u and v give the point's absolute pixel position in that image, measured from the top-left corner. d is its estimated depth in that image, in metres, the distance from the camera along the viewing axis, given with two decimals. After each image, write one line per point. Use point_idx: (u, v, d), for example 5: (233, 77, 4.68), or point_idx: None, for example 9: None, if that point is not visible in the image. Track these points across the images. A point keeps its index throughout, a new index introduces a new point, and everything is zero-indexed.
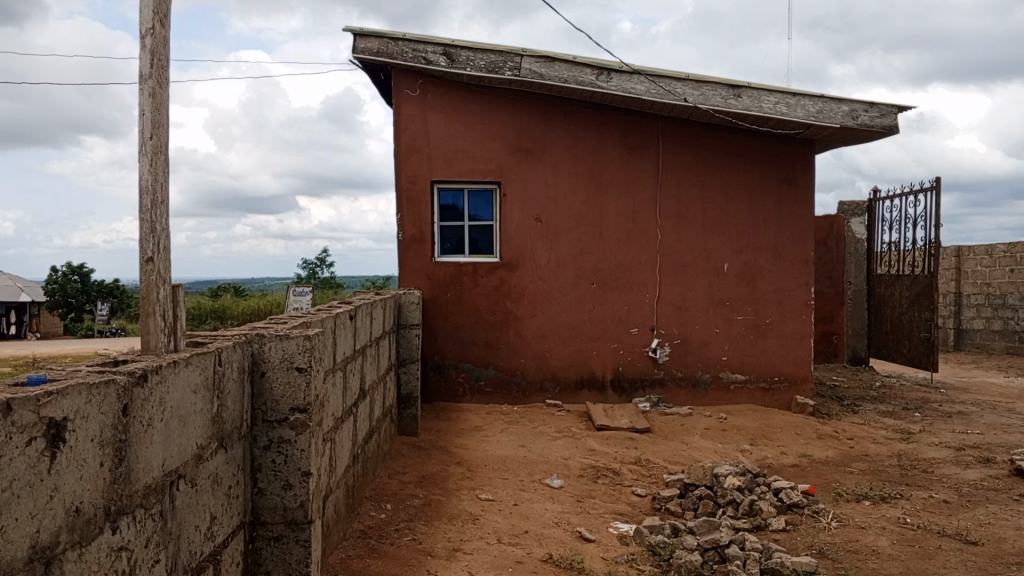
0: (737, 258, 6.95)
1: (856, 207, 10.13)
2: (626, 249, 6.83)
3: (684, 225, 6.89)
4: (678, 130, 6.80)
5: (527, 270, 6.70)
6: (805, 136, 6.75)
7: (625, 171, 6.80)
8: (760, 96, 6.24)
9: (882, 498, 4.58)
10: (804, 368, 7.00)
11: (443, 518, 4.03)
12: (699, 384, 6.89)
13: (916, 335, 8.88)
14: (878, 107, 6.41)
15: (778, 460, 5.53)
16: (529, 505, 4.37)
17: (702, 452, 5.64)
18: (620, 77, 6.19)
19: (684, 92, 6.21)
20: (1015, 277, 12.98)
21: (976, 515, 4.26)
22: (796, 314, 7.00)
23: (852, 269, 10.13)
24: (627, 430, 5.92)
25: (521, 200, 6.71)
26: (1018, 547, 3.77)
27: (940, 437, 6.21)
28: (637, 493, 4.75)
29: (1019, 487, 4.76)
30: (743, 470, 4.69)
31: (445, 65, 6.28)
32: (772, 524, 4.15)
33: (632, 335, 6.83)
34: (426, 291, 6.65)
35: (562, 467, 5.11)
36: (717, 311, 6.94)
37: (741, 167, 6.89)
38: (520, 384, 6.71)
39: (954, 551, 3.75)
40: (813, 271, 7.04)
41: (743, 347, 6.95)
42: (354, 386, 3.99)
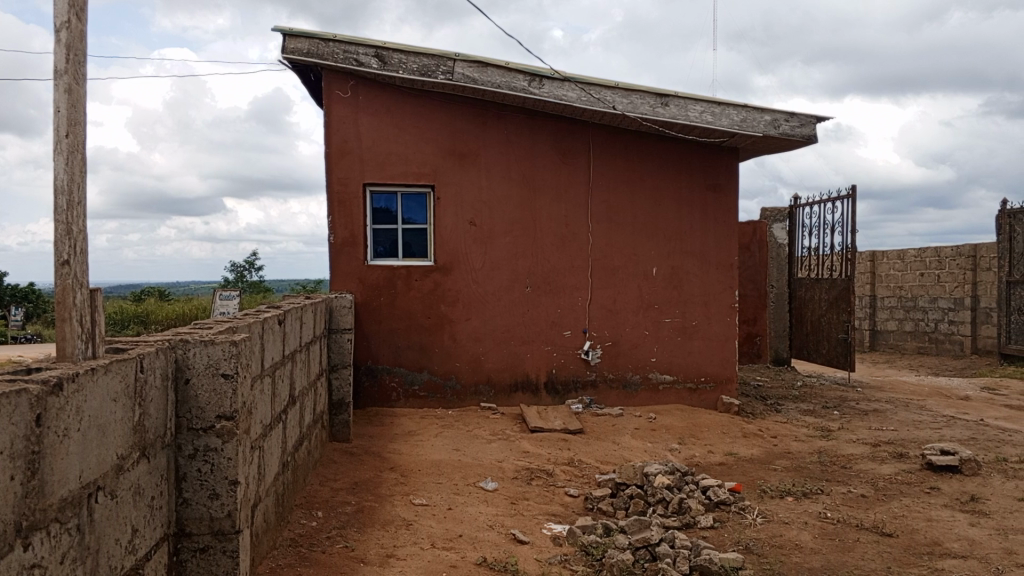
0: (666, 262, 7.11)
1: (777, 214, 10.53)
2: (559, 253, 6.90)
3: (615, 229, 7.00)
4: (610, 136, 6.91)
5: (461, 273, 6.69)
6: (729, 144, 6.97)
7: (558, 175, 6.87)
8: (686, 104, 6.40)
9: (804, 494, 4.74)
10: (729, 369, 7.22)
11: (377, 524, 3.99)
12: (630, 385, 7.01)
13: (835, 336, 9.24)
14: (798, 118, 6.67)
15: (705, 458, 5.68)
16: (463, 509, 4.36)
17: (633, 452, 5.74)
18: (553, 84, 6.25)
19: (614, 100, 6.32)
20: (924, 281, 13.56)
21: (891, 508, 4.46)
22: (721, 316, 7.22)
23: (774, 273, 10.52)
24: (561, 431, 5.98)
25: (455, 204, 6.70)
26: (930, 537, 3.96)
27: (857, 433, 6.47)
28: (570, 494, 4.80)
29: (929, 480, 5.01)
30: (672, 468, 4.79)
31: (377, 68, 6.22)
32: (699, 522, 4.26)
33: (566, 338, 6.90)
34: (359, 295, 6.56)
35: (496, 469, 5.13)
36: (646, 313, 7.08)
37: (670, 173, 7.06)
38: (455, 388, 6.70)
39: (870, 543, 3.91)
40: (737, 274, 7.27)
41: (672, 349, 7.11)
42: (283, 393, 3.91)
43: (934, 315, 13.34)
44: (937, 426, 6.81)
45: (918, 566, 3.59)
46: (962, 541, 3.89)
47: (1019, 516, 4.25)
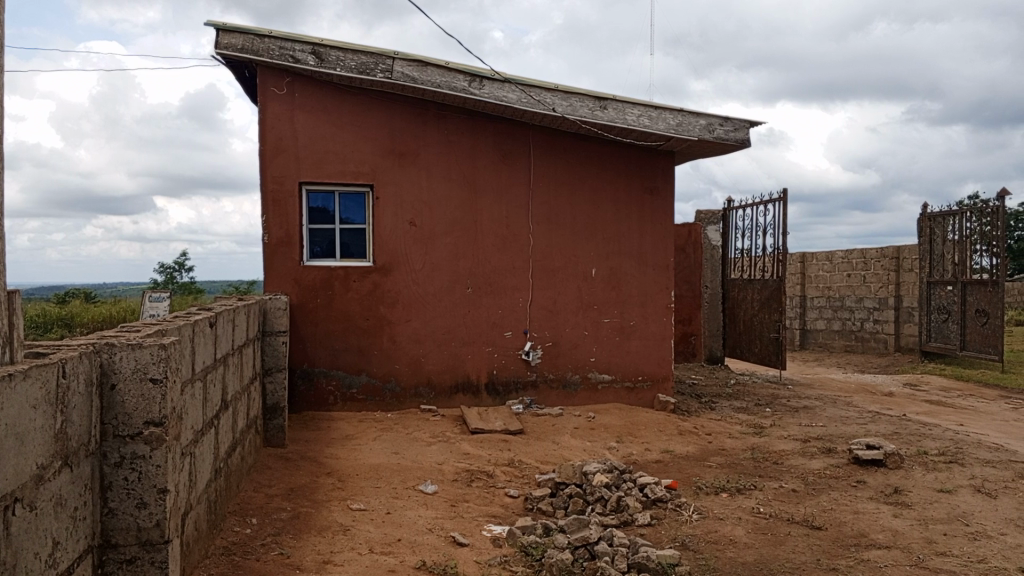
0: (605, 263, 7.20)
1: (712, 216, 10.77)
2: (500, 254, 6.90)
3: (555, 231, 7.05)
4: (550, 137, 6.95)
5: (401, 274, 6.62)
6: (665, 148, 7.10)
7: (499, 176, 6.87)
8: (624, 108, 6.50)
9: (738, 490, 4.86)
10: (665, 368, 7.36)
11: (313, 530, 3.92)
12: (570, 385, 7.07)
13: (766, 335, 9.50)
14: (731, 122, 6.86)
15: (643, 456, 5.76)
16: (402, 513, 4.31)
17: (573, 451, 5.78)
18: (493, 85, 6.25)
19: (554, 102, 6.36)
20: (851, 281, 14.07)
21: (820, 502, 4.60)
22: (657, 316, 7.35)
23: (708, 274, 10.77)
24: (501, 432, 5.97)
25: (395, 204, 6.63)
26: (857, 529, 4.11)
27: (788, 430, 6.67)
28: (509, 495, 4.80)
29: (855, 474, 5.19)
30: (610, 467, 4.84)
31: (314, 65, 6.11)
32: (637, 519, 4.31)
33: (507, 339, 6.90)
34: (295, 297, 6.43)
35: (436, 472, 5.09)
36: (586, 314, 7.15)
37: (609, 175, 7.15)
38: (394, 391, 6.62)
39: (801, 537, 4.03)
40: (673, 276, 7.42)
41: (611, 349, 7.20)
42: (215, 397, 3.80)
43: (860, 314, 13.86)
44: (863, 421, 7.07)
45: (845, 557, 3.71)
46: (886, 533, 4.04)
47: (939, 506, 4.44)
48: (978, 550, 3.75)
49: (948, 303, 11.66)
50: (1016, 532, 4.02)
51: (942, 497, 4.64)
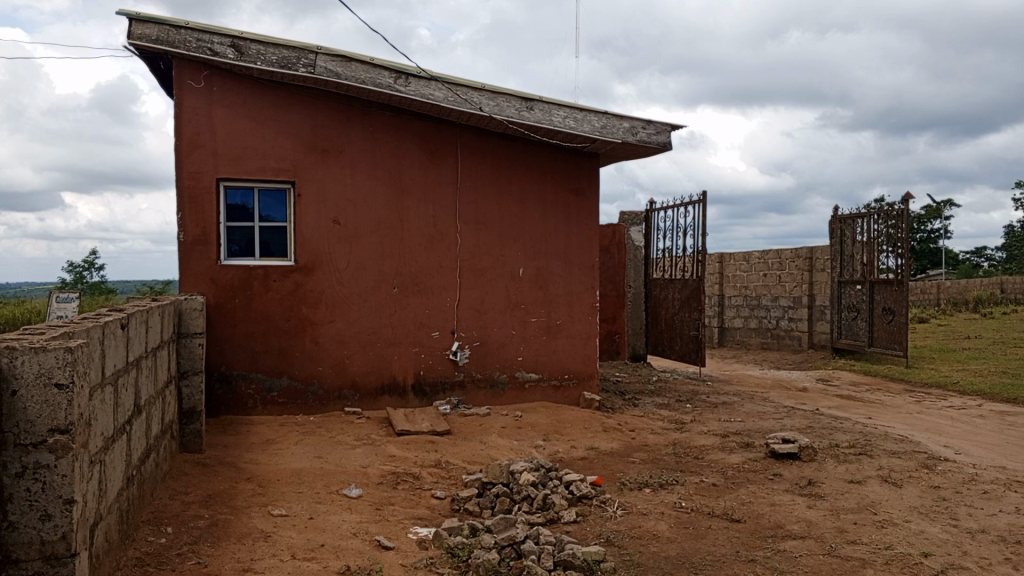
0: (531, 263, 7.25)
1: (635, 217, 10.98)
2: (427, 253, 6.85)
3: (482, 230, 7.05)
4: (476, 137, 6.95)
5: (324, 273, 6.48)
6: (590, 150, 7.23)
7: (425, 175, 6.81)
8: (550, 109, 6.58)
9: (660, 485, 4.96)
10: (591, 366, 7.48)
11: (232, 538, 3.79)
12: (497, 385, 7.08)
13: (687, 333, 9.74)
14: (653, 126, 7.05)
15: (569, 454, 5.81)
16: (326, 517, 4.23)
17: (500, 450, 5.79)
18: (418, 82, 6.20)
19: (481, 101, 6.36)
20: (766, 281, 14.59)
21: (739, 495, 4.74)
22: (583, 315, 7.47)
23: (631, 274, 10.98)
24: (428, 433, 5.92)
25: (319, 201, 6.48)
26: (773, 521, 4.25)
27: (708, 425, 6.86)
28: (436, 496, 4.77)
29: (772, 467, 5.37)
30: (536, 465, 4.86)
31: (232, 58, 5.91)
32: (563, 517, 4.35)
33: (433, 339, 6.85)
34: (212, 297, 6.21)
35: (360, 475, 5.01)
36: (513, 313, 7.18)
37: (535, 175, 7.20)
38: (317, 393, 6.47)
39: (721, 529, 4.15)
40: (598, 275, 7.55)
41: (538, 348, 7.26)
42: (127, 402, 3.63)
43: (775, 313, 14.38)
44: (778, 416, 7.33)
45: (763, 549, 3.84)
46: (801, 523, 4.20)
47: (849, 497, 4.65)
48: (886, 538, 3.93)
49: (856, 302, 12.22)
50: (919, 519, 4.23)
51: (852, 488, 4.85)
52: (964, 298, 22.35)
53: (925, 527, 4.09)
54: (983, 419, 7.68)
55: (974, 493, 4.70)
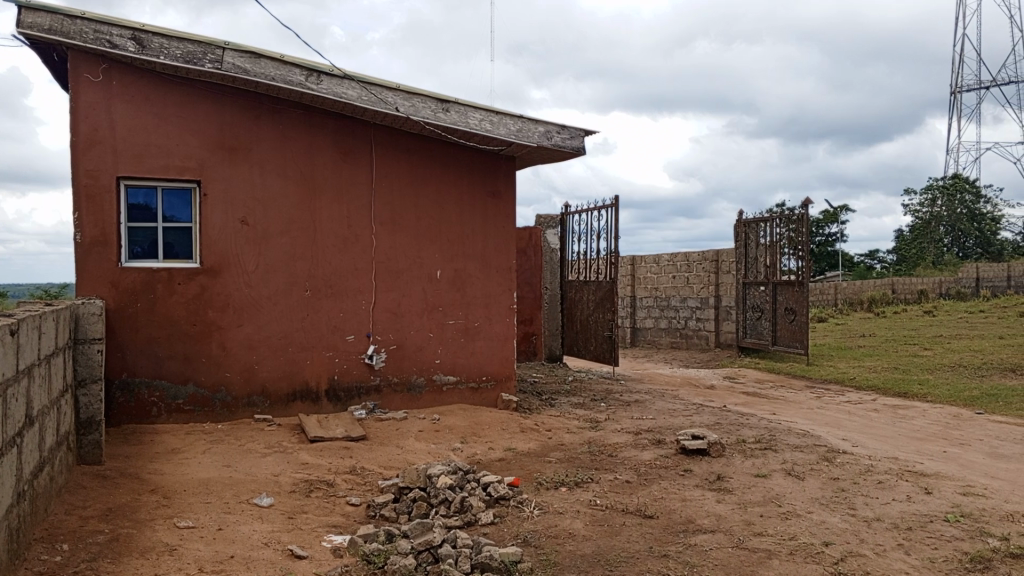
0: (448, 265, 7.25)
1: (551, 220, 11.09)
2: (341, 255, 6.72)
3: (398, 232, 6.99)
4: (391, 137, 6.89)
5: (232, 276, 6.26)
6: (506, 153, 7.32)
7: (339, 176, 6.69)
8: (466, 111, 6.62)
9: (576, 484, 5.03)
10: (508, 367, 7.55)
11: (135, 553, 3.62)
12: (414, 388, 7.02)
13: (601, 333, 9.92)
14: (567, 130, 7.24)
15: (486, 456, 5.82)
16: (235, 528, 4.08)
17: (417, 454, 5.74)
18: (331, 80, 6.09)
19: (396, 101, 6.32)
20: (676, 282, 15.03)
21: (651, 491, 4.86)
22: (500, 316, 7.53)
23: (547, 275, 11.08)
24: (342, 439, 5.81)
25: (226, 201, 6.26)
26: (684, 516, 4.37)
27: (622, 423, 7.00)
28: (351, 503, 4.68)
29: (682, 463, 5.53)
30: (454, 468, 4.84)
31: (133, 52, 5.63)
32: (480, 519, 4.35)
33: (348, 343, 6.73)
34: (111, 301, 5.90)
35: (272, 484, 4.86)
36: (430, 316, 7.14)
37: (452, 177, 7.21)
38: (225, 400, 6.24)
39: (635, 526, 4.23)
40: (515, 277, 7.63)
41: (455, 350, 7.26)
42: (17, 414, 3.41)
43: (684, 313, 14.82)
44: (688, 413, 7.55)
45: (675, 543, 3.94)
46: (711, 517, 4.33)
47: (755, 490, 4.83)
48: (790, 529, 4.11)
49: (760, 302, 12.73)
50: (820, 510, 4.44)
51: (758, 481, 5.05)
52: (858, 298, 23.59)
53: (826, 517, 4.30)
54: (876, 412, 8.13)
55: (869, 483, 4.98)
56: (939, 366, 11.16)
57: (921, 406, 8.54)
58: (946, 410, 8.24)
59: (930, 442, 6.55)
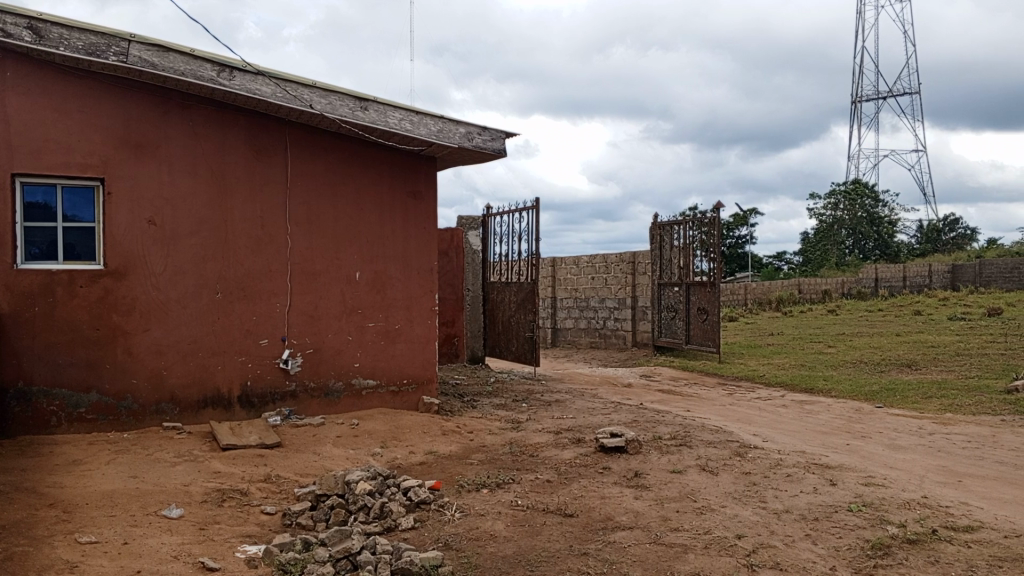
0: (367, 267, 7.16)
1: (472, 222, 11.09)
2: (254, 256, 6.52)
3: (315, 232, 6.84)
4: (307, 136, 6.75)
5: (138, 278, 5.98)
6: (426, 153, 7.31)
7: (252, 174, 6.50)
8: (385, 111, 6.57)
9: (497, 485, 5.03)
10: (429, 370, 7.51)
11: (31, 572, 3.41)
12: (332, 393, 6.89)
13: (522, 334, 9.97)
14: (489, 132, 7.37)
15: (407, 459, 5.76)
16: (142, 542, 3.90)
17: (335, 460, 5.63)
18: (244, 76, 5.91)
19: (313, 99, 6.19)
20: (595, 283, 15.26)
21: (572, 490, 4.91)
22: (422, 319, 7.50)
23: (469, 277, 11.07)
24: (256, 447, 5.64)
25: (130, 200, 5.98)
26: (604, 513, 4.44)
27: (542, 423, 7.06)
28: (266, 512, 4.55)
29: (601, 461, 5.61)
30: (373, 474, 4.77)
31: (29, 42, 5.28)
32: (401, 524, 4.30)
33: (262, 347, 6.54)
34: (5, 305, 5.54)
35: (182, 495, 4.67)
36: (349, 318, 7.03)
37: (371, 177, 7.13)
38: (131, 408, 5.95)
39: (555, 525, 4.27)
40: (436, 279, 7.62)
41: (375, 353, 7.17)
42: None
43: (603, 313, 15.08)
44: (607, 411, 7.68)
45: (594, 541, 4.00)
46: (629, 514, 4.42)
47: (672, 486, 4.95)
48: (705, 523, 4.22)
49: (675, 302, 13.07)
50: (733, 504, 4.59)
51: (674, 477, 5.17)
52: (767, 298, 24.54)
53: (738, 510, 4.44)
54: (785, 408, 8.47)
55: (779, 477, 5.17)
56: (842, 363, 11.71)
57: (826, 401, 8.94)
58: (849, 405, 8.66)
59: (834, 436, 6.87)
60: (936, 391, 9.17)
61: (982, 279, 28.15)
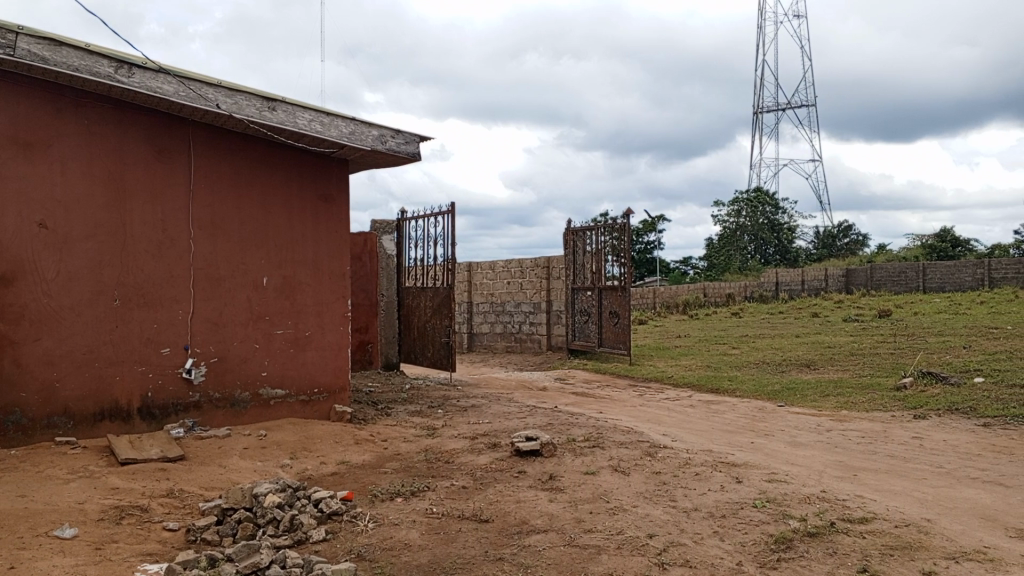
0: (275, 273, 7.00)
1: (387, 226, 10.96)
2: (154, 261, 6.23)
3: (220, 237, 6.62)
4: (211, 137, 6.53)
5: (27, 285, 5.52)
6: (338, 155, 7.26)
7: (153, 176, 6.21)
8: (294, 111, 6.44)
9: (411, 493, 4.98)
10: (341, 377, 7.45)
11: None
12: (239, 403, 6.67)
13: (438, 339, 9.92)
14: (403, 136, 7.40)
15: (318, 470, 5.63)
16: (31, 565, 3.65)
17: (242, 473, 5.44)
18: (144, 74, 5.65)
19: (218, 98, 5.99)
20: (511, 288, 15.35)
21: (487, 495, 4.91)
22: (333, 326, 7.42)
23: (383, 282, 10.93)
24: (158, 461, 5.39)
25: (19, 201, 5.50)
26: (519, 518, 4.46)
27: (458, 428, 7.04)
28: (168, 528, 4.35)
29: (517, 465, 5.63)
30: (283, 486, 4.63)
31: None
32: (311, 536, 4.21)
33: (164, 356, 6.25)
34: None
35: (75, 513, 4.40)
36: (256, 325, 6.85)
37: (279, 180, 6.99)
38: (20, 424, 5.45)
39: (471, 531, 4.26)
40: (347, 284, 7.56)
41: (284, 361, 7.01)
42: None
43: (518, 318, 15.18)
44: (522, 415, 7.72)
45: (510, 545, 4.01)
46: (544, 517, 4.45)
47: (585, 488, 5.02)
48: (617, 523, 4.30)
49: (588, 306, 13.29)
50: (645, 503, 4.70)
51: (587, 479, 5.25)
52: (675, 302, 25.28)
53: (650, 510, 4.55)
54: (693, 408, 8.74)
55: (687, 475, 5.32)
56: (746, 364, 12.18)
57: (732, 401, 9.28)
58: (753, 404, 9.00)
59: (739, 434, 7.13)
60: (832, 389, 9.64)
61: (873, 283, 29.82)
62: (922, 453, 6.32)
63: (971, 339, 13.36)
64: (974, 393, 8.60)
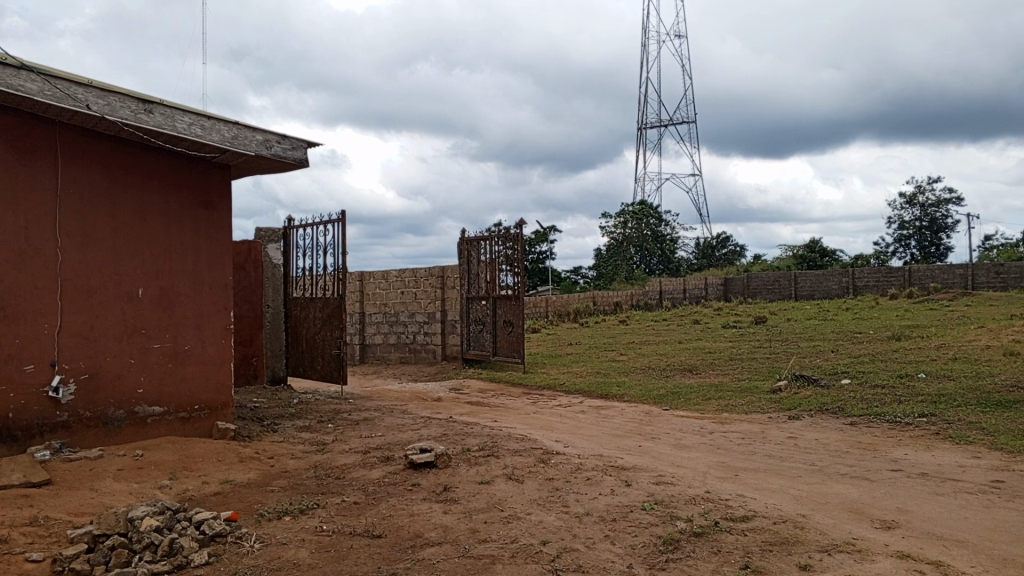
0: (152, 283, 6.64)
1: (272, 234, 10.65)
2: (16, 271, 5.73)
3: (91, 245, 6.22)
4: (81, 139, 6.13)
5: None
6: (219, 160, 6.99)
7: (14, 179, 5.73)
8: (172, 115, 6.16)
9: (300, 511, 4.82)
10: (224, 393, 7.16)
11: None
12: (112, 423, 6.27)
13: (328, 351, 9.67)
14: (289, 142, 7.22)
15: (199, 491, 5.35)
16: None
17: (116, 496, 5.11)
18: (6, 71, 5.19)
19: (88, 98, 5.63)
20: (404, 298, 15.20)
21: (380, 510, 4.82)
22: (215, 339, 7.13)
23: (269, 292, 10.59)
24: (19, 487, 4.98)
25: None
26: (412, 532, 4.40)
27: (349, 443, 6.88)
28: (31, 559, 4.01)
29: (410, 478, 5.56)
30: (161, 509, 4.40)
31: None
32: (193, 560, 3.99)
33: (26, 374, 5.74)
34: None
35: None
36: (130, 339, 6.46)
37: (156, 186, 6.65)
38: None
39: (363, 547, 4.17)
40: (230, 295, 7.29)
41: (161, 377, 6.66)
42: None
43: (412, 328, 15.02)
44: (415, 427, 7.63)
45: (403, 560, 3.94)
46: (438, 529, 4.41)
47: (479, 497, 5.01)
48: (512, 532, 4.32)
49: (483, 315, 13.34)
50: (538, 510, 4.74)
51: (481, 488, 5.25)
52: (566, 310, 25.73)
53: (543, 517, 4.60)
54: (584, 414, 8.91)
55: (579, 481, 5.42)
56: (634, 370, 12.55)
57: (621, 406, 9.53)
58: (641, 409, 9.28)
59: (628, 439, 7.32)
60: (714, 393, 10.09)
61: (749, 291, 31.41)
62: (796, 451, 6.70)
63: (839, 343, 14.33)
64: (841, 395, 9.21)
